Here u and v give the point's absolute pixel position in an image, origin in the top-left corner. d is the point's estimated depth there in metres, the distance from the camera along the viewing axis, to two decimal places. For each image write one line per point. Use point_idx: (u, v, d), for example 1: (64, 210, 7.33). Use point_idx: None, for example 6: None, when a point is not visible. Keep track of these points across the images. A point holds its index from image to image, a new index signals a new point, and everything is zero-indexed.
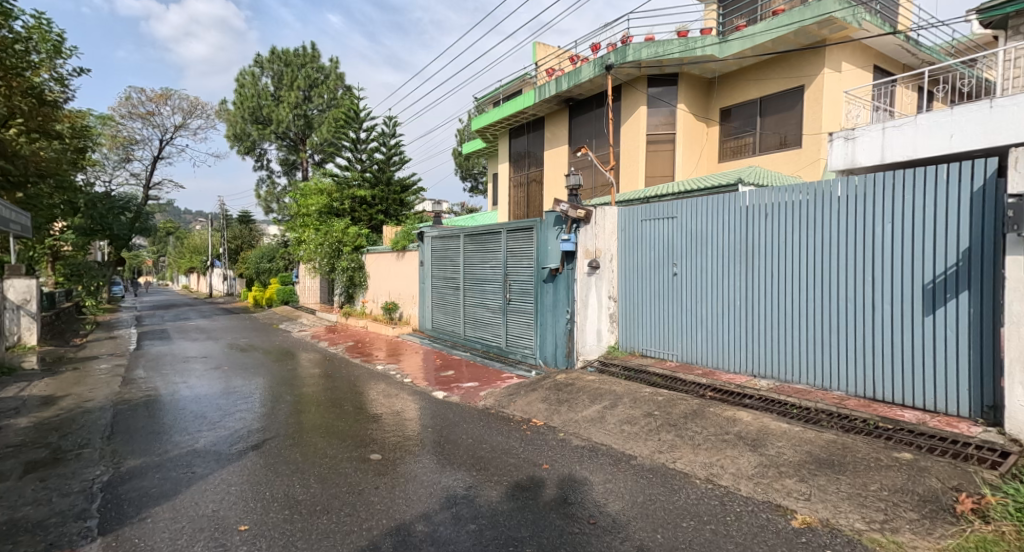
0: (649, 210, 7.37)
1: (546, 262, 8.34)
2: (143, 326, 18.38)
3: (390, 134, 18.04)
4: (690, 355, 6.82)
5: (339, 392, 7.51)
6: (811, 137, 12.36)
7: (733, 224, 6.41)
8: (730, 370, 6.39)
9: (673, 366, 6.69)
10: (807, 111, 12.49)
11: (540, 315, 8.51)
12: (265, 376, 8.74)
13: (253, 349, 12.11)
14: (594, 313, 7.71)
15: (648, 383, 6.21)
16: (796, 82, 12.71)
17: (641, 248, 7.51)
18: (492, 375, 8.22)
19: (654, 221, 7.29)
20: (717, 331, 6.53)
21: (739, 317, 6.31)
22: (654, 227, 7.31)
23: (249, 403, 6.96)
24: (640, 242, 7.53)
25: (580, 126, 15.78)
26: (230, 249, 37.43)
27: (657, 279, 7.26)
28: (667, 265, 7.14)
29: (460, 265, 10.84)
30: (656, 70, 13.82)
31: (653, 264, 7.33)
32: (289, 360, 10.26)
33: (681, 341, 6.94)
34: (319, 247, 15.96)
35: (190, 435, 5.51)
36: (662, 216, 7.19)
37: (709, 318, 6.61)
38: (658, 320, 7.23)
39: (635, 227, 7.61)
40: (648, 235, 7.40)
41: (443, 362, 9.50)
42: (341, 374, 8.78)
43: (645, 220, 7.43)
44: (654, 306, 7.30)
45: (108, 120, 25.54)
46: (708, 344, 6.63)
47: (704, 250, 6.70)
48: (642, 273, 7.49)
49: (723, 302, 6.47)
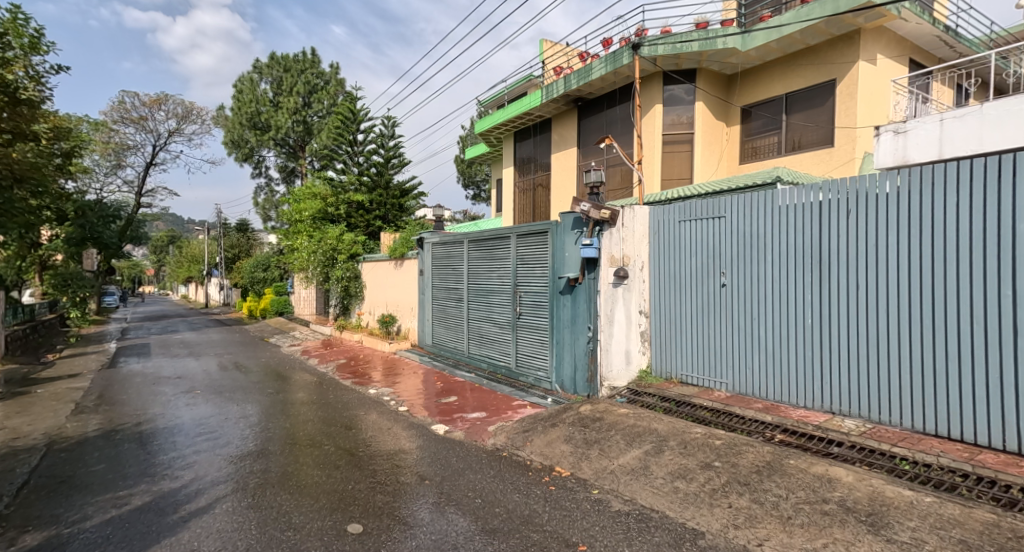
0: (689, 210, 6.25)
1: (562, 271, 7.31)
2: (126, 340, 17.27)
3: (389, 135, 17.00)
4: (744, 383, 5.69)
5: (322, 425, 6.37)
6: (844, 135, 11.24)
7: (800, 225, 5.30)
8: (804, 407, 5.22)
9: (725, 398, 5.54)
10: (839, 106, 11.36)
11: (556, 331, 7.41)
12: (239, 403, 7.61)
13: (236, 368, 10.99)
14: (620, 331, 6.58)
15: (693, 420, 5.01)
16: (827, 74, 11.59)
17: (677, 256, 6.38)
18: (501, 403, 7.06)
19: (697, 222, 6.16)
20: (779, 355, 5.40)
21: (814, 339, 5.14)
22: (696, 230, 6.19)
23: (211, 439, 5.84)
24: (676, 247, 6.40)
25: (591, 126, 14.69)
26: (227, 258, 36.35)
27: (698, 291, 6.12)
28: (714, 275, 6.00)
29: (463, 274, 9.72)
30: (673, 64, 12.74)
31: (693, 273, 6.19)
32: (273, 383, 9.14)
33: (731, 367, 5.80)
34: (312, 255, 14.81)
35: (125, 492, 4.39)
36: (706, 216, 6.06)
37: (769, 340, 5.49)
38: (700, 341, 6.10)
39: (670, 229, 6.48)
40: (688, 238, 6.26)
41: (445, 385, 8.36)
42: (327, 401, 7.65)
43: (685, 222, 6.30)
44: (695, 323, 6.14)
45: (101, 126, 24.61)
46: (768, 372, 5.49)
47: (761, 256, 5.59)
48: (678, 285, 6.35)
49: (787, 320, 5.35)
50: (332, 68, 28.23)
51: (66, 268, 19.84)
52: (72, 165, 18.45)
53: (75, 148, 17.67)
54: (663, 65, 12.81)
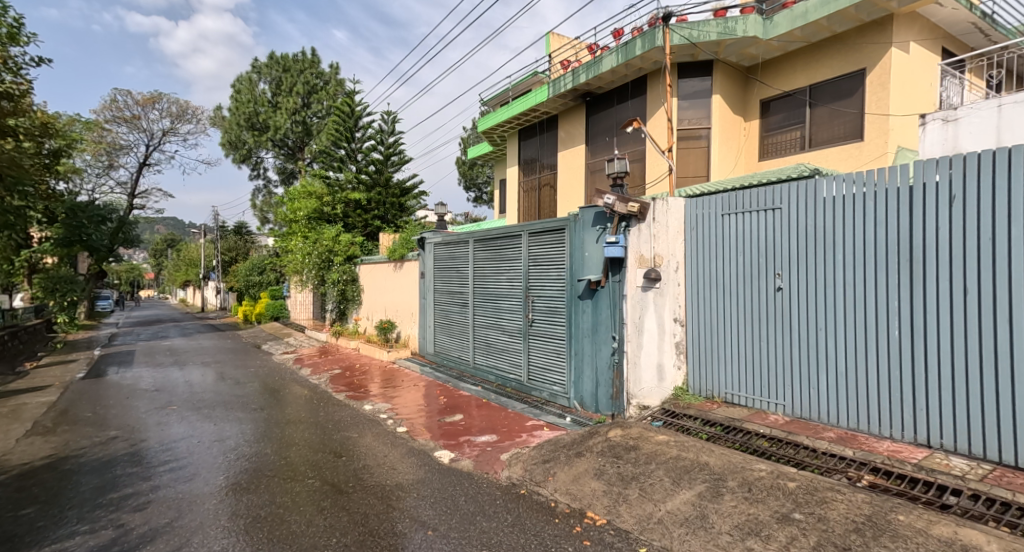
0: (735, 202, 5.39)
1: (581, 273, 6.54)
2: (110, 347, 16.38)
3: (389, 131, 16.20)
4: (805, 404, 4.81)
5: (306, 451, 5.52)
6: (874, 127, 10.18)
7: (878, 217, 4.41)
8: (888, 437, 4.33)
9: (787, 424, 4.63)
10: (870, 97, 10.31)
11: (574, 342, 6.60)
12: (217, 422, 6.74)
13: (220, 379, 10.11)
14: (650, 341, 5.75)
15: (751, 453, 4.10)
16: (856, 63, 10.53)
17: (720, 255, 5.50)
18: (514, 423, 6.20)
19: (746, 215, 5.29)
20: (852, 373, 4.51)
21: (902, 355, 4.24)
22: (743, 225, 5.31)
23: (175, 470, 4.99)
24: (717, 245, 5.53)
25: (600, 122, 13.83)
26: (224, 261, 35.52)
27: (747, 295, 5.26)
28: (767, 277, 5.12)
29: (468, 277, 8.88)
30: (688, 56, 11.82)
31: (740, 274, 5.32)
32: (258, 397, 8.28)
33: (789, 384, 4.92)
34: (307, 257, 13.95)
35: (53, 548, 3.57)
36: (757, 208, 5.20)
37: (839, 354, 4.60)
38: (749, 354, 5.23)
39: (710, 224, 5.61)
40: (733, 233, 5.39)
41: (449, 400, 7.49)
42: (318, 420, 6.79)
43: (729, 216, 5.43)
44: (744, 334, 5.26)
45: (93, 125, 23.82)
46: (837, 391, 4.60)
47: (827, 253, 4.70)
48: (720, 289, 5.48)
49: (861, 332, 4.46)
50: (332, 68, 27.46)
51: (57, 270, 19.22)
52: (58, 164, 17.53)
53: (62, 144, 16.89)
54: (678, 57, 11.88)
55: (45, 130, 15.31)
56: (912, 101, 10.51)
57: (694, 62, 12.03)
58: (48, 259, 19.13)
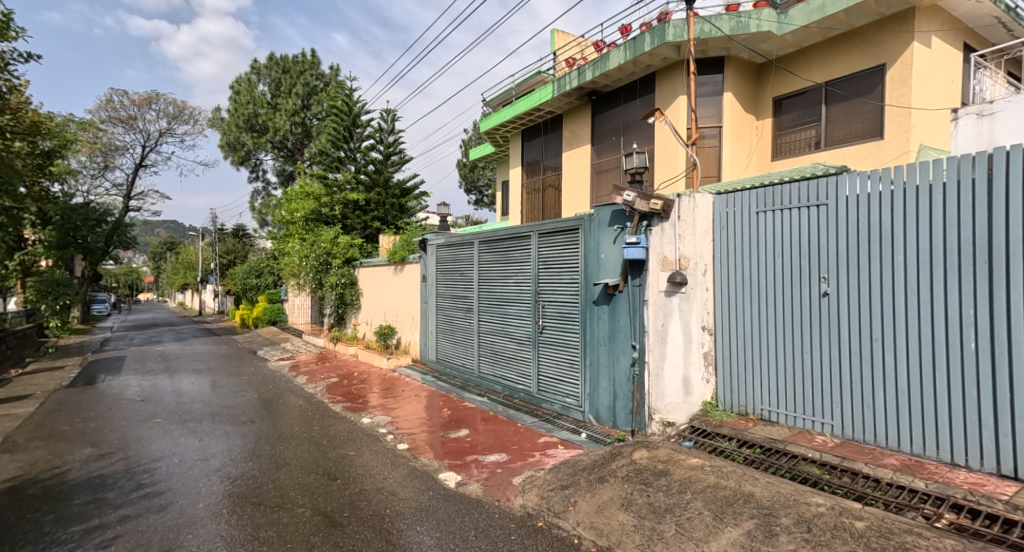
0: (774, 198, 4.85)
1: (597, 277, 6.06)
2: (101, 352, 15.89)
3: (389, 130, 15.74)
4: (859, 425, 4.25)
5: (297, 472, 5.02)
6: (895, 122, 9.11)
7: (948, 214, 3.86)
8: (960, 465, 3.81)
9: (839, 448, 4.10)
10: (891, 92, 9.24)
11: (590, 351, 6.13)
12: (202, 438, 6.21)
13: (210, 388, 9.59)
14: (675, 351, 5.23)
15: (808, 484, 3.56)
16: (874, 57, 9.45)
17: (755, 256, 4.96)
18: (525, 439, 5.70)
19: (786, 211, 4.75)
20: (917, 390, 3.97)
21: (981, 373, 3.71)
22: (784, 223, 4.77)
23: (150, 496, 4.49)
24: (753, 245, 4.99)
25: (604, 123, 13.05)
26: (222, 264, 35.02)
27: (787, 301, 4.72)
28: (811, 280, 4.57)
29: (473, 280, 8.38)
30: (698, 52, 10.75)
31: (780, 278, 4.78)
32: (249, 408, 7.75)
33: (839, 402, 4.37)
34: (304, 260, 13.45)
35: None
36: (800, 204, 4.65)
37: (899, 369, 4.05)
38: (791, 367, 4.68)
39: (744, 223, 5.07)
40: (772, 232, 4.85)
41: (453, 412, 6.98)
42: (312, 435, 6.27)
43: (767, 213, 4.89)
44: (784, 344, 4.73)
45: (89, 126, 23.40)
46: (898, 411, 4.07)
47: (885, 254, 4.14)
48: (757, 294, 4.93)
49: (928, 345, 3.93)
50: (332, 70, 27.06)
51: (50, 273, 18.85)
52: (52, 165, 17.07)
53: (57, 144, 16.43)
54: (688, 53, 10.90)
55: (38, 129, 14.85)
56: (941, 97, 9.40)
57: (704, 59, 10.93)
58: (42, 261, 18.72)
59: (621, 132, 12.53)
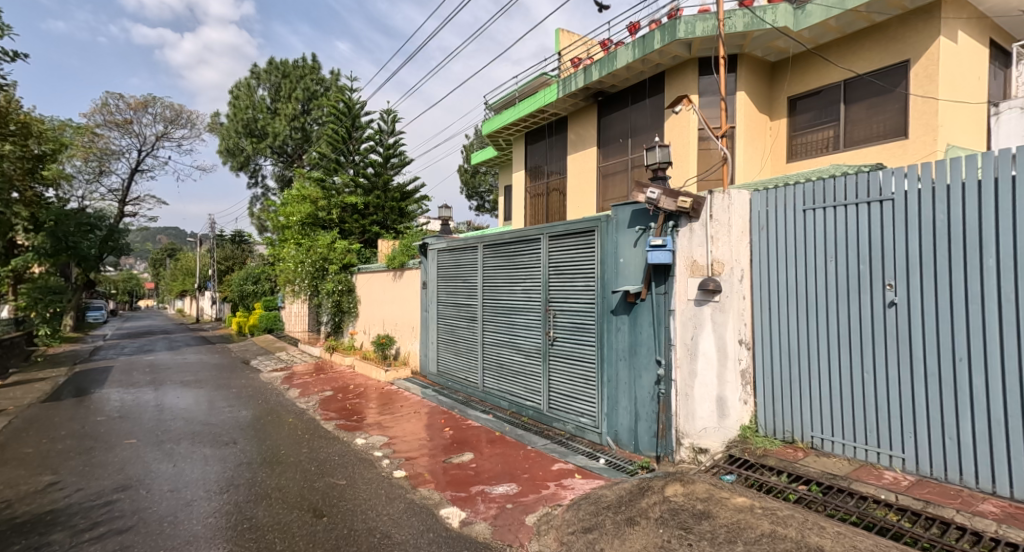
0: (827, 193, 4.18)
1: (616, 284, 5.46)
2: (89, 362, 15.28)
3: (389, 132, 15.19)
4: (935, 459, 3.60)
5: (277, 507, 4.40)
6: (920, 121, 7.88)
7: None
8: None
9: (919, 488, 3.46)
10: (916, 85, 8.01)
11: (607, 366, 5.53)
12: (176, 463, 5.58)
13: (194, 403, 8.96)
14: (707, 368, 4.61)
15: (897, 540, 2.95)
16: (896, 54, 8.17)
17: (804, 259, 4.29)
18: (537, 467, 5.07)
19: (841, 208, 4.08)
20: (1014, 421, 3.34)
21: None
22: (840, 221, 4.09)
23: (104, 541, 3.86)
24: (801, 247, 4.31)
25: (609, 127, 12.18)
26: (219, 270, 34.45)
27: (843, 310, 4.06)
28: (874, 287, 3.90)
29: (477, 287, 7.78)
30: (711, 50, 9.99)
31: (834, 284, 4.11)
32: (232, 427, 7.12)
33: (910, 431, 3.71)
34: (299, 266, 12.88)
35: None
36: (858, 199, 3.98)
37: (990, 395, 3.41)
38: (848, 388, 4.01)
39: (789, 222, 4.40)
40: (825, 232, 4.18)
41: (455, 433, 6.34)
42: (299, 460, 5.64)
43: (819, 210, 4.21)
44: (840, 361, 4.06)
45: (85, 131, 22.92)
46: (988, 445, 3.42)
47: (972, 258, 3.48)
48: (807, 303, 4.26)
49: None
50: (332, 75, 26.58)
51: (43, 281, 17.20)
52: (47, 170, 15.90)
53: (52, 148, 15.75)
54: (699, 51, 10.11)
55: (28, 131, 14.28)
56: (966, 92, 8.23)
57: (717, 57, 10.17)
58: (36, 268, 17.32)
59: (628, 134, 11.60)
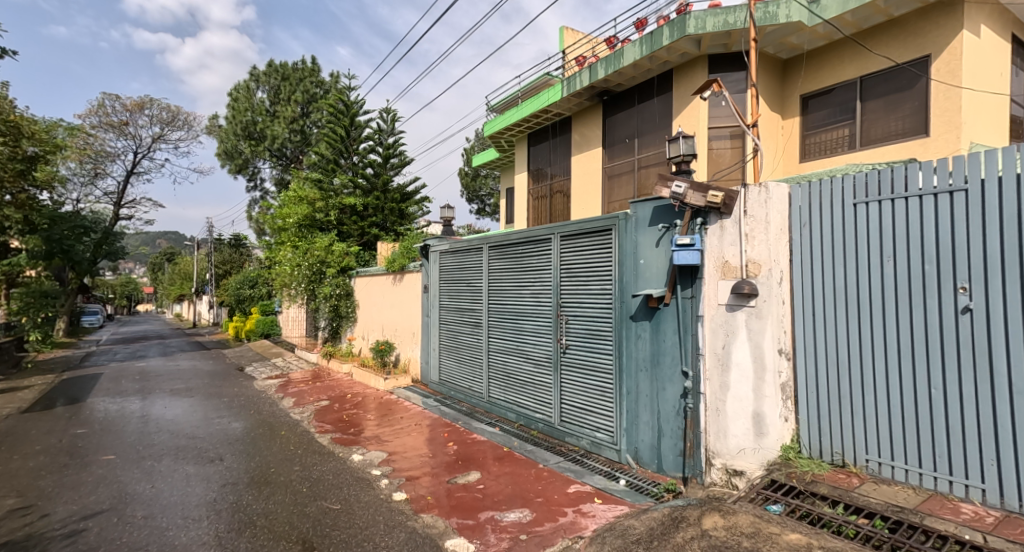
0: (884, 184, 3.70)
1: (636, 288, 4.99)
2: (80, 368, 14.78)
3: (388, 131, 14.75)
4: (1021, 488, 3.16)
5: (261, 539, 3.92)
6: (941, 118, 6.95)
7: None
8: None
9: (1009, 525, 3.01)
10: (935, 76, 7.02)
11: (626, 377, 5.06)
12: (155, 483, 5.09)
13: (181, 413, 8.47)
14: (742, 381, 4.15)
15: None
16: (914, 50, 7.22)
17: (857, 259, 3.82)
18: (553, 489, 4.61)
19: (903, 200, 3.61)
20: None
21: None
22: (901, 216, 3.62)
23: None
24: (853, 245, 3.83)
25: (615, 126, 11.63)
26: (217, 274, 33.99)
27: (905, 316, 3.59)
28: (944, 290, 3.44)
29: (481, 290, 7.33)
30: (721, 47, 9.46)
31: (893, 287, 3.65)
32: (217, 442, 6.64)
33: (988, 456, 3.26)
34: (296, 269, 12.40)
35: None
36: (927, 190, 3.51)
37: None
38: (911, 405, 3.55)
39: (838, 217, 3.92)
40: (882, 229, 3.71)
41: (460, 449, 5.86)
42: (287, 480, 5.15)
43: (875, 204, 3.74)
44: (905, 375, 3.59)
45: (80, 133, 22.48)
46: None
47: None
48: (861, 309, 3.79)
49: None
50: (332, 78, 26.24)
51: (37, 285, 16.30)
52: (40, 171, 15.14)
53: (46, 148, 14.88)
54: (709, 48, 9.55)
55: (20, 131, 13.74)
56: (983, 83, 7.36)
57: (726, 55, 9.62)
58: (30, 270, 16.31)
59: (635, 134, 11.05)
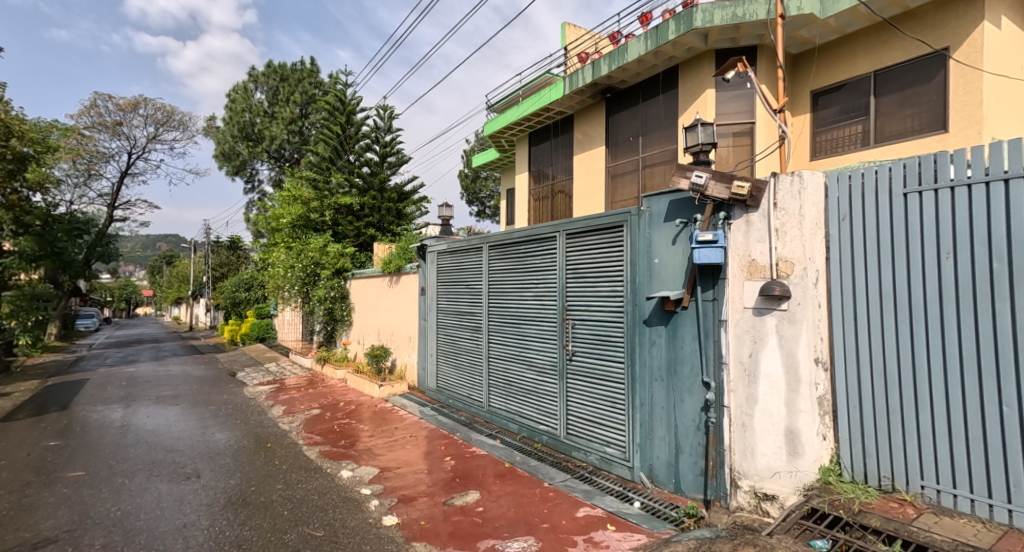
0: (941, 171, 3.27)
1: (651, 290, 4.54)
2: (67, 374, 14.29)
3: (385, 129, 14.30)
4: None
5: None
6: (962, 112, 6.42)
7: None
8: None
9: None
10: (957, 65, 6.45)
11: (639, 387, 4.61)
12: (122, 505, 4.63)
13: (164, 423, 8.01)
14: (772, 393, 3.71)
15: None
16: (932, 42, 6.67)
17: (909, 257, 3.38)
18: (559, 512, 4.16)
19: (966, 188, 3.18)
20: None
21: None
22: (962, 207, 3.20)
23: None
24: (903, 241, 3.41)
25: (619, 123, 11.17)
26: (214, 276, 33.54)
27: (970, 320, 3.17)
28: (1015, 291, 3.02)
29: (480, 292, 6.88)
30: (727, 43, 8.99)
31: (952, 287, 3.22)
32: (197, 456, 6.19)
33: None
34: (289, 271, 11.89)
35: None
36: (996, 177, 3.07)
37: None
38: (977, 422, 3.13)
39: (887, 209, 3.48)
40: (939, 221, 3.28)
41: (458, 464, 5.41)
42: (267, 501, 4.69)
43: (930, 193, 3.31)
44: (970, 386, 3.16)
45: (73, 132, 22.02)
46: None
47: None
48: (914, 313, 3.36)
49: None
50: (331, 79, 25.80)
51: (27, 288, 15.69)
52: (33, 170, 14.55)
53: (38, 148, 14.29)
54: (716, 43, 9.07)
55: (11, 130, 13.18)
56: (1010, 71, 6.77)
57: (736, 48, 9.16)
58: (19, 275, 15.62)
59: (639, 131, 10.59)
